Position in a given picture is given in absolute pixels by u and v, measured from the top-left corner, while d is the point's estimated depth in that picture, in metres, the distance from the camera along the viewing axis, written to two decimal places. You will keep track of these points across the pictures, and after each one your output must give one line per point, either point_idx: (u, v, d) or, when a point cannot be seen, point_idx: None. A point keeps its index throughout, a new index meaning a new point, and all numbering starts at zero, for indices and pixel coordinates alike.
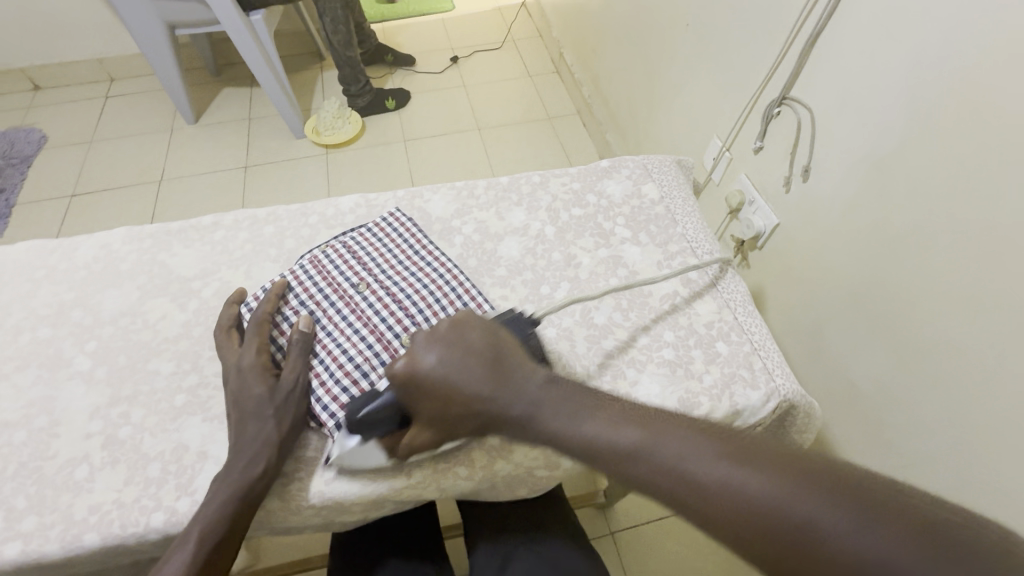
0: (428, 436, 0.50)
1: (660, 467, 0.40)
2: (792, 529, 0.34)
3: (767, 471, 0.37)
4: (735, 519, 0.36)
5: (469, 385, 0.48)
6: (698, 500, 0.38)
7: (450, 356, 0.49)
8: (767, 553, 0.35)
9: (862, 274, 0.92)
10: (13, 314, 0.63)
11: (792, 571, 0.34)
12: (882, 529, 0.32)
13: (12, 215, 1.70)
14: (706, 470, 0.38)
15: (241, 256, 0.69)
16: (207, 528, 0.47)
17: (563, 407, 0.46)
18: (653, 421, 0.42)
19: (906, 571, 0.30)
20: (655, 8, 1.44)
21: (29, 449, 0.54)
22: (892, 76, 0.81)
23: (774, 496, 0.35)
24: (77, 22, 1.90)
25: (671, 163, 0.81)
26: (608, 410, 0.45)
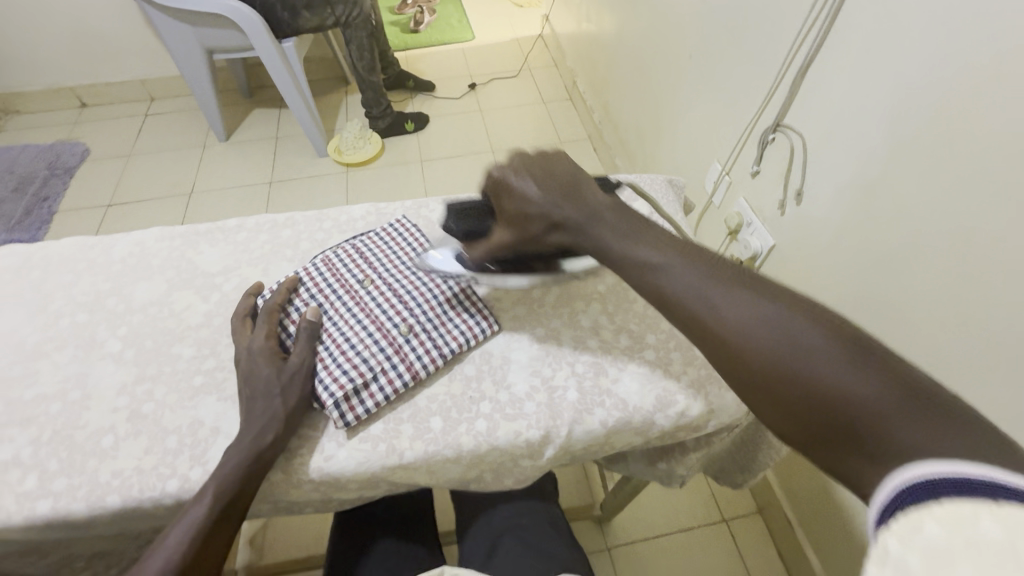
0: (504, 238, 0.59)
1: (686, 288, 0.47)
2: (778, 335, 0.42)
3: (771, 299, 0.44)
4: (729, 321, 0.44)
5: (548, 198, 0.55)
6: (699, 308, 0.46)
7: (537, 176, 0.57)
8: (746, 349, 0.43)
9: (853, 294, 0.95)
10: (56, 300, 0.70)
11: (763, 362, 0.42)
12: (855, 359, 0.39)
13: (53, 221, 1.81)
14: (719, 290, 0.46)
15: (260, 255, 0.75)
16: (220, 487, 0.51)
17: (619, 242, 0.53)
18: (689, 254, 0.50)
19: (860, 386, 0.38)
20: (661, 39, 1.52)
21: (62, 419, 0.60)
22: (877, 105, 0.86)
23: (770, 315, 0.43)
24: (125, 46, 2.05)
25: (662, 182, 0.86)
26: (657, 244, 0.52)
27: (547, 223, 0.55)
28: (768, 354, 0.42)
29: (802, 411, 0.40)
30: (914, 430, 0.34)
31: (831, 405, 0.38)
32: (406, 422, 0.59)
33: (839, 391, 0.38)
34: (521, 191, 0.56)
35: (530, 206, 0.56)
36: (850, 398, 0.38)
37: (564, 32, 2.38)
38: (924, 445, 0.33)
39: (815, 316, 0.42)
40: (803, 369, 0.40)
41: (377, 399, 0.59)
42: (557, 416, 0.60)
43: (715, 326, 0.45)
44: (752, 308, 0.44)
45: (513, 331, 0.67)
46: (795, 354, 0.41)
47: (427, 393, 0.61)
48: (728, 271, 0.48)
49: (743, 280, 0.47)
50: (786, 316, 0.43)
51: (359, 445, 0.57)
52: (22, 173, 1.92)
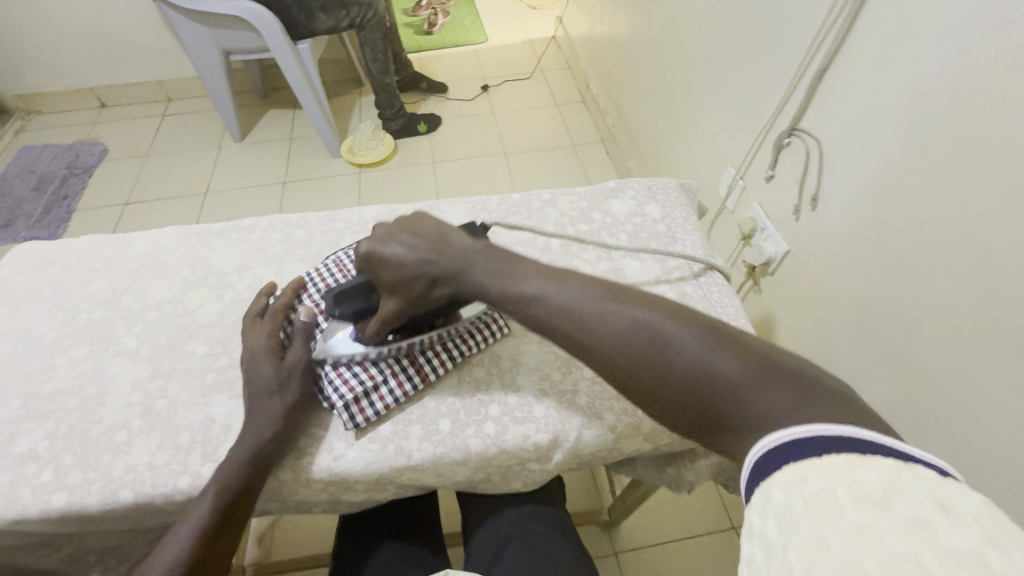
0: (392, 306, 0.58)
1: (563, 306, 0.50)
2: (652, 344, 0.45)
3: (642, 310, 0.47)
4: (609, 339, 0.47)
5: (422, 253, 0.57)
6: (579, 330, 0.48)
7: (405, 237, 0.59)
8: (626, 364, 0.46)
9: (867, 302, 0.93)
10: (74, 297, 0.71)
11: (644, 375, 0.45)
12: (721, 350, 0.43)
13: (72, 219, 1.85)
14: (595, 308, 0.49)
15: (273, 255, 0.76)
16: (224, 484, 0.52)
17: (492, 274, 0.55)
18: (560, 276, 0.52)
19: (729, 375, 0.41)
20: (675, 42, 1.52)
21: (78, 414, 0.60)
22: (893, 110, 0.84)
23: (643, 325, 0.46)
24: (144, 47, 2.09)
25: (675, 186, 0.85)
26: (528, 270, 0.54)
27: (428, 281, 0.56)
28: (648, 364, 0.45)
29: (685, 413, 0.43)
30: (776, 405, 0.39)
31: (704, 400, 0.42)
32: (414, 423, 0.59)
33: (714, 386, 0.42)
34: (394, 257, 0.58)
35: (407, 265, 0.57)
36: (720, 387, 0.41)
37: (577, 34, 2.38)
38: (789, 418, 0.38)
39: (680, 318, 0.46)
40: (680, 371, 0.43)
41: (387, 402, 0.59)
42: (566, 420, 0.59)
43: (596, 345, 0.47)
44: (619, 321, 0.47)
45: (522, 334, 0.67)
46: (670, 358, 0.44)
47: (436, 395, 0.61)
48: (597, 288, 0.51)
49: (607, 293, 0.50)
50: (657, 324, 0.46)
51: (369, 446, 0.58)
52: (43, 172, 1.96)
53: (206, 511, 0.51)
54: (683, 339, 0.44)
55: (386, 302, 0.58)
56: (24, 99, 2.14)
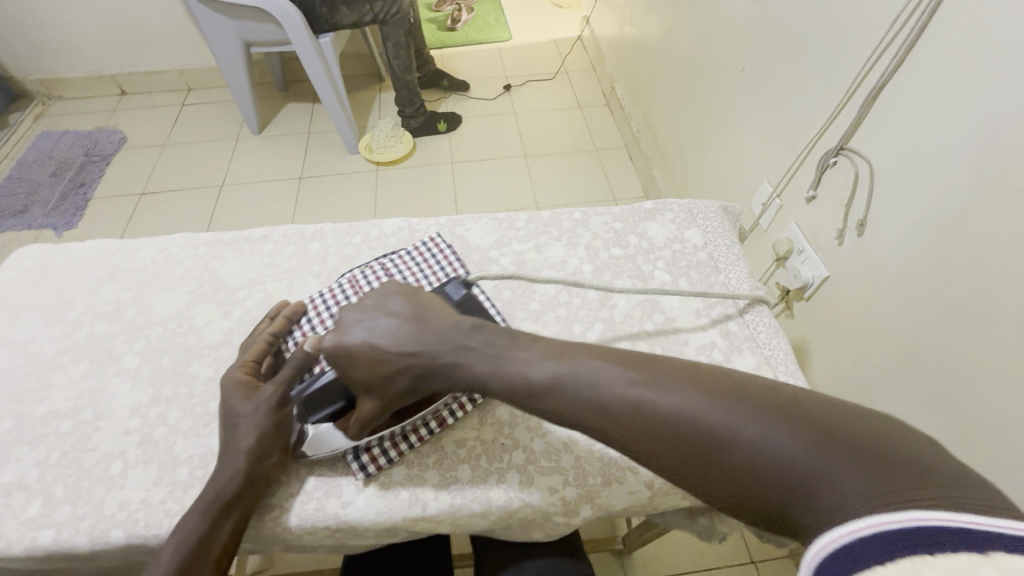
0: (372, 405, 0.51)
1: (591, 390, 0.43)
2: (701, 436, 0.39)
3: (679, 392, 0.41)
4: (649, 432, 0.40)
5: (395, 345, 0.50)
6: (613, 422, 0.42)
7: (372, 326, 0.52)
8: (674, 460, 0.39)
9: (917, 340, 0.86)
10: (75, 308, 0.67)
11: (698, 473, 0.38)
12: (783, 430, 0.37)
13: (89, 207, 1.82)
14: (621, 394, 0.42)
15: (286, 270, 0.72)
16: (187, 535, 0.47)
17: (487, 359, 0.48)
18: (569, 354, 0.46)
19: (803, 463, 0.35)
20: (711, 49, 1.45)
21: (72, 440, 0.56)
22: (960, 135, 0.77)
23: (685, 412, 0.40)
24: (166, 36, 2.07)
25: (717, 209, 0.79)
26: (534, 348, 0.48)
27: (409, 372, 0.50)
28: (700, 457, 0.38)
29: (761, 514, 0.36)
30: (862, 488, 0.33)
31: (791, 503, 0.35)
32: (431, 469, 0.54)
33: (788, 478, 0.35)
34: (364, 350, 0.51)
35: (379, 358, 0.50)
36: (796, 482, 0.35)
37: (604, 35, 2.31)
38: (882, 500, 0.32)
39: (724, 400, 0.39)
40: (742, 466, 0.37)
41: (401, 448, 0.54)
42: (597, 472, 0.54)
43: (641, 440, 0.41)
44: (660, 410, 0.40)
45: None
46: (727, 448, 0.38)
47: (455, 437, 0.56)
48: (617, 364, 0.45)
49: (639, 372, 0.43)
50: (700, 410, 0.39)
51: (381, 493, 0.53)
52: (62, 158, 1.95)
53: (165, 564, 0.46)
54: (739, 424, 0.38)
55: (364, 401, 0.51)
56: (44, 84, 2.13)
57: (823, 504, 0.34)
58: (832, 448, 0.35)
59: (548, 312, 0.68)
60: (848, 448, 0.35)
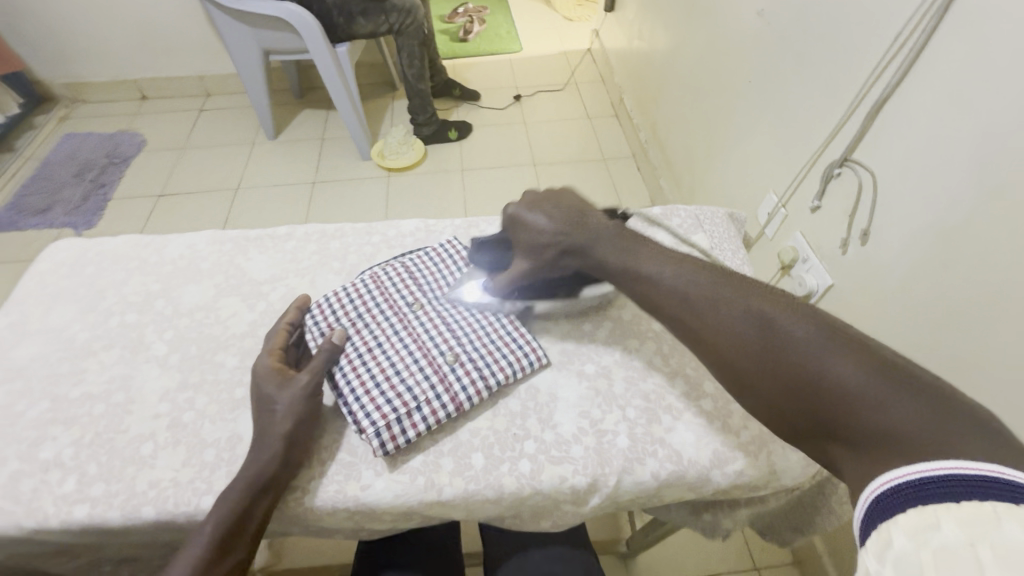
0: (525, 265, 0.61)
1: (682, 296, 0.51)
2: (769, 339, 0.45)
3: (763, 304, 0.47)
4: (722, 329, 0.47)
5: (560, 223, 0.58)
6: (694, 317, 0.49)
7: (544, 207, 0.60)
8: (739, 353, 0.46)
9: (920, 347, 0.88)
10: (107, 298, 0.71)
11: (759, 364, 0.45)
12: (846, 352, 0.42)
13: (108, 208, 1.87)
14: (710, 297, 0.49)
15: (307, 266, 0.75)
16: (226, 511, 0.50)
17: (618, 256, 0.56)
18: (679, 261, 0.53)
19: (852, 379, 0.40)
20: (718, 61, 1.48)
21: (105, 422, 0.59)
22: (960, 147, 0.80)
23: (760, 319, 0.46)
24: (188, 43, 2.13)
25: (723, 215, 0.82)
26: (654, 254, 0.55)
27: (559, 248, 0.58)
28: (762, 356, 0.45)
29: (802, 411, 0.43)
30: (898, 415, 0.37)
31: (827, 407, 0.41)
32: (446, 456, 0.57)
33: (834, 387, 0.41)
34: (533, 223, 0.59)
35: (542, 233, 0.59)
36: (838, 391, 0.41)
37: (613, 47, 2.36)
38: (913, 427, 0.36)
39: (800, 316, 0.45)
40: (797, 370, 0.43)
41: (418, 430, 0.56)
42: (605, 463, 0.56)
43: (711, 341, 0.48)
44: (740, 315, 0.47)
45: (561, 366, 0.64)
46: (790, 354, 0.44)
47: (469, 426, 0.59)
48: (715, 277, 0.51)
49: (731, 288, 0.49)
50: (775, 320, 0.46)
51: (398, 476, 0.55)
52: (85, 159, 2.00)
53: (206, 539, 0.49)
54: (806, 336, 0.44)
55: (519, 260, 0.61)
56: (69, 88, 2.20)
57: (861, 419, 0.39)
58: (892, 382, 0.39)
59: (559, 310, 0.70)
60: (901, 381, 0.39)
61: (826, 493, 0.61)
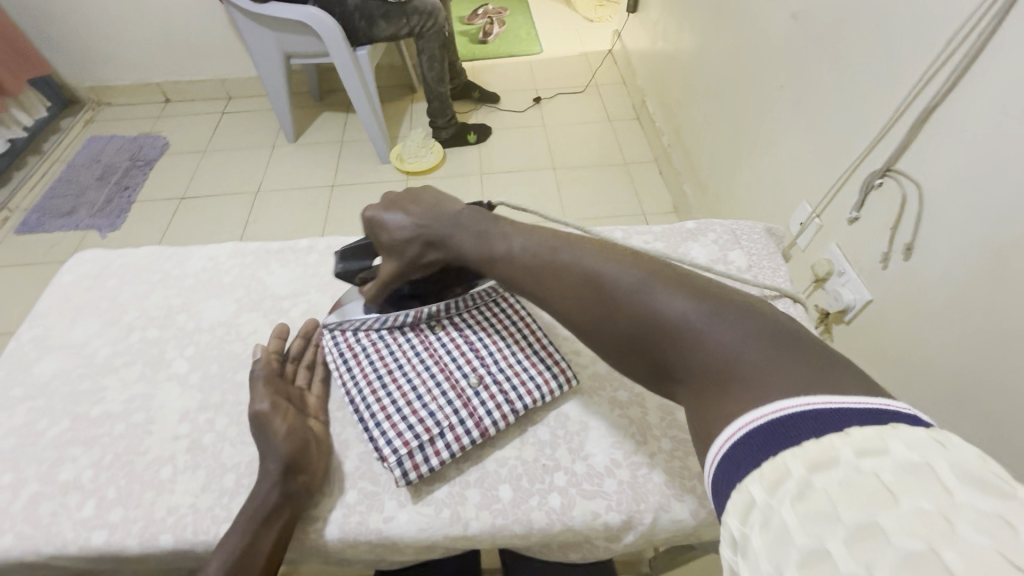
0: (390, 269, 0.58)
1: (533, 268, 0.51)
2: (603, 291, 0.47)
3: (598, 259, 0.49)
4: (563, 291, 0.49)
5: (417, 217, 0.57)
6: (538, 283, 0.51)
7: (401, 205, 0.59)
8: (581, 311, 0.48)
9: (969, 369, 0.82)
10: (129, 313, 0.70)
11: (596, 318, 0.47)
12: (669, 291, 0.44)
13: (131, 210, 1.89)
14: (552, 259, 0.51)
15: (329, 281, 0.73)
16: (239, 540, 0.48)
17: (472, 236, 0.56)
18: (525, 230, 0.54)
19: (678, 314, 0.43)
20: (748, 63, 1.43)
21: (125, 442, 0.58)
22: (1018, 160, 0.75)
23: (596, 274, 0.48)
24: (210, 47, 2.14)
25: (761, 230, 0.78)
26: (503, 228, 0.55)
27: (421, 243, 0.56)
28: (600, 309, 0.47)
29: (639, 351, 0.45)
30: (717, 340, 0.40)
31: (660, 345, 0.43)
32: (473, 487, 0.54)
33: (665, 326, 0.43)
34: (391, 221, 0.58)
35: (401, 226, 0.57)
36: (669, 326, 0.43)
37: (636, 49, 2.31)
38: (734, 349, 0.40)
39: (629, 265, 0.47)
40: (631, 316, 0.45)
41: (442, 457, 0.54)
42: (641, 499, 0.53)
43: (568, 307, 0.49)
44: (580, 273, 0.49)
45: (593, 393, 0.61)
46: (621, 303, 0.45)
47: (496, 455, 0.56)
48: (553, 241, 0.52)
49: (570, 252, 0.50)
50: (609, 272, 0.47)
51: (423, 509, 0.53)
52: (107, 162, 2.03)
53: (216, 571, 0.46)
54: (635, 285, 0.45)
55: (385, 264, 0.59)
56: (95, 92, 2.23)
57: (688, 354, 0.42)
58: (713, 315, 0.42)
59: None
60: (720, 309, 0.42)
61: None
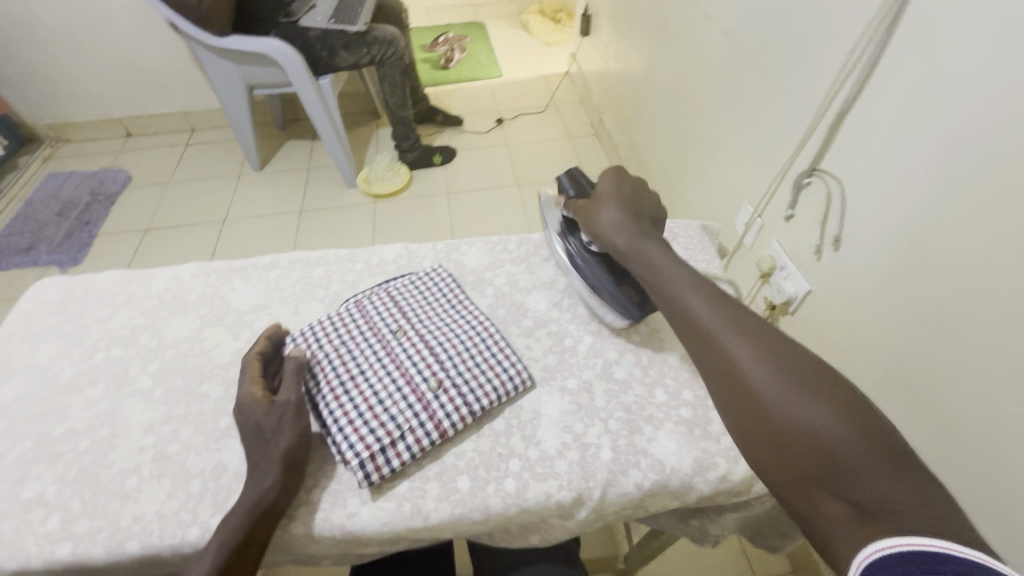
0: (581, 209, 0.69)
1: (714, 324, 0.52)
2: (783, 380, 0.46)
3: (788, 354, 0.48)
4: (745, 358, 0.48)
5: (627, 208, 0.66)
6: (716, 345, 0.50)
7: (623, 191, 0.68)
8: (752, 386, 0.47)
9: (892, 348, 0.89)
10: (92, 334, 0.71)
11: (768, 400, 0.45)
12: (853, 419, 0.42)
13: (93, 245, 1.87)
14: (740, 329, 0.50)
15: (291, 294, 0.76)
16: (224, 540, 0.50)
17: (665, 274, 0.58)
18: (717, 296, 0.55)
19: (855, 444, 0.41)
20: (689, 79, 1.53)
21: (89, 457, 0.59)
22: (916, 155, 0.83)
23: (780, 361, 0.47)
24: (172, 81, 2.17)
25: (696, 228, 0.85)
26: (690, 283, 0.57)
27: (611, 223, 0.65)
28: (773, 394, 0.45)
29: (794, 453, 0.43)
30: (891, 489, 0.38)
31: (822, 461, 0.41)
32: (432, 480, 0.57)
33: (837, 447, 0.41)
34: (610, 194, 0.67)
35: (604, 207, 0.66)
36: (840, 451, 0.41)
37: (590, 70, 2.43)
38: (907, 504, 0.37)
39: (818, 377, 0.45)
40: (803, 417, 0.43)
41: (403, 459, 0.57)
42: (589, 476, 0.57)
43: (731, 377, 0.48)
44: (764, 355, 0.48)
45: (545, 384, 0.65)
46: (797, 402, 0.44)
47: (455, 449, 0.59)
48: (748, 318, 0.52)
49: (761, 334, 0.49)
50: (794, 369, 0.46)
51: (384, 504, 0.55)
52: (67, 198, 2.01)
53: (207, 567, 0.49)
54: (817, 394, 0.44)
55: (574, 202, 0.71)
56: (54, 128, 2.21)
57: (853, 482, 0.39)
58: (890, 464, 0.40)
59: (540, 328, 0.72)
60: (902, 469, 0.39)
61: None
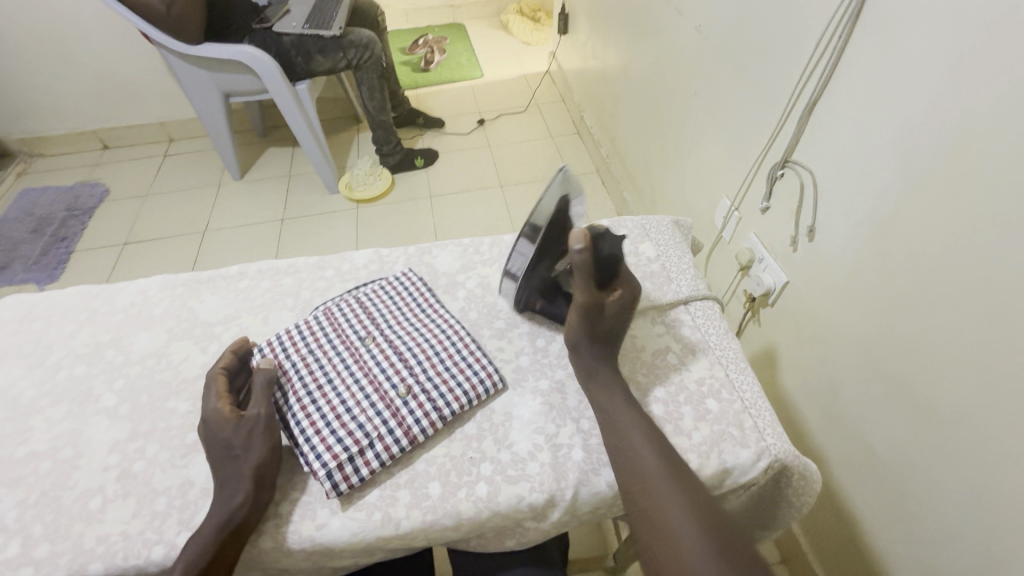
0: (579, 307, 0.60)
1: (642, 474, 0.52)
2: (692, 546, 0.46)
3: (704, 517, 0.48)
4: (662, 516, 0.49)
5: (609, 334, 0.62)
6: (640, 496, 0.51)
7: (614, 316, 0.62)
8: (662, 544, 0.47)
9: (866, 336, 0.90)
10: (55, 352, 0.70)
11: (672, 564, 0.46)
12: None
13: (71, 260, 1.85)
14: (662, 485, 0.50)
15: (261, 304, 0.75)
16: (194, 557, 0.49)
17: (613, 406, 0.58)
18: (655, 439, 0.54)
19: None
20: (665, 73, 1.53)
21: (51, 479, 0.58)
22: (882, 144, 0.83)
23: (693, 526, 0.47)
24: (146, 91, 2.14)
25: (669, 223, 0.84)
26: (632, 421, 0.56)
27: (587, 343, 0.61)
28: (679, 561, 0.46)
29: None
30: None
31: None
32: (403, 488, 0.56)
33: None
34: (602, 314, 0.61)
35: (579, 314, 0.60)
36: None
37: (570, 68, 2.43)
38: None
39: (727, 549, 0.46)
40: None
41: (372, 467, 0.56)
42: (561, 477, 0.56)
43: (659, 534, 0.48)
44: (681, 517, 0.48)
45: (517, 386, 0.65)
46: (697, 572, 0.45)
47: (425, 455, 0.59)
48: (676, 471, 0.52)
49: (694, 493, 0.50)
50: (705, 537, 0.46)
51: (354, 514, 0.55)
52: (43, 214, 1.97)
53: None
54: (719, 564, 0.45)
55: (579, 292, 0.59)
56: (28, 143, 2.17)
57: None
58: None
59: (512, 329, 0.71)
60: None
61: (782, 483, 0.63)
